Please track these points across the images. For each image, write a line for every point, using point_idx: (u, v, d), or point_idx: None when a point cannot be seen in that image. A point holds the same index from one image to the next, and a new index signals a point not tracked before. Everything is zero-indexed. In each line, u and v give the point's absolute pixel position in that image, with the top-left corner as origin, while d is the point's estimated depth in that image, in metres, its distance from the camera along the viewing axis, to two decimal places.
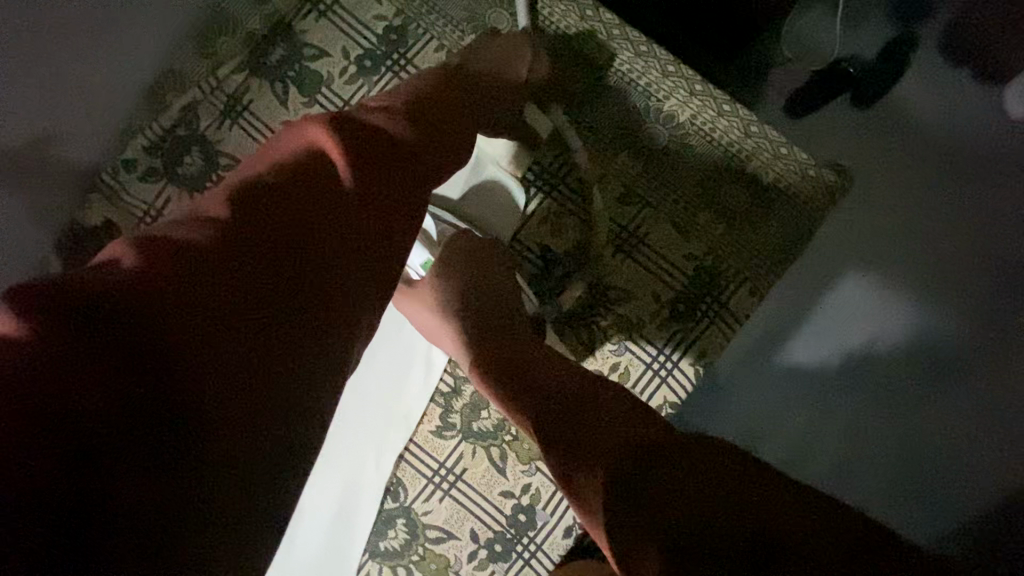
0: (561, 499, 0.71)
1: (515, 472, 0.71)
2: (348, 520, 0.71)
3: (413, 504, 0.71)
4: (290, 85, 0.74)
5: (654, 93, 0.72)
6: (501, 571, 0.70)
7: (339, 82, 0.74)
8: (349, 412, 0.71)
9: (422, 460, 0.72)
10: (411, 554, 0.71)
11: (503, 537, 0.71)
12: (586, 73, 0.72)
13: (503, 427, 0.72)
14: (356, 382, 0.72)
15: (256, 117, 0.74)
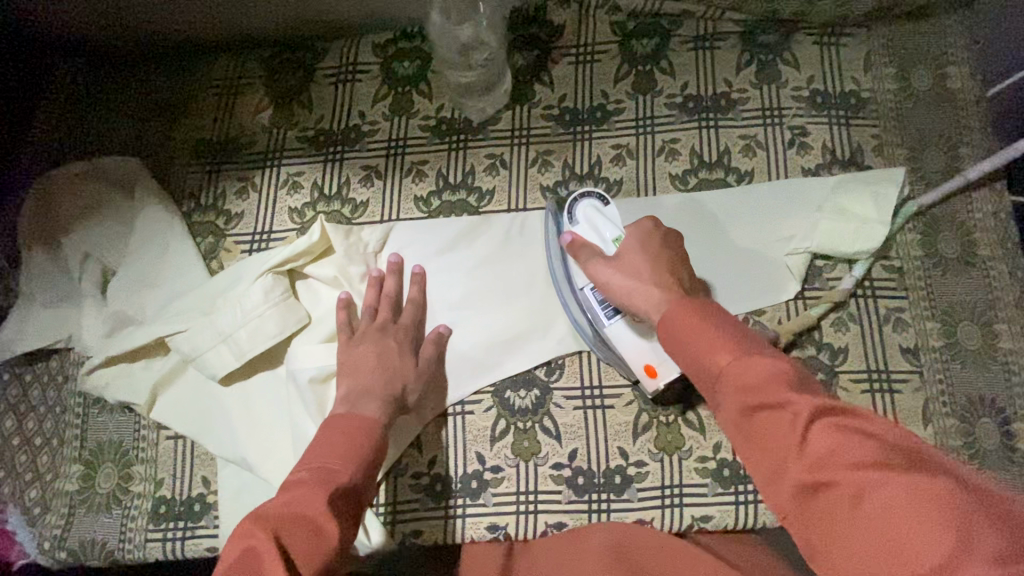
0: (656, 498, 0.73)
1: (642, 445, 0.74)
2: (490, 363, 0.77)
3: (556, 390, 0.76)
4: (754, 63, 0.84)
5: (1001, 295, 0.75)
6: (566, 498, 0.74)
7: (788, 91, 0.83)
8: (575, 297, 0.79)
9: (593, 369, 0.77)
10: (520, 421, 0.76)
11: (591, 478, 0.74)
12: (959, 235, 0.78)
13: (665, 406, 0.75)
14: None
15: (711, 61, 0.84)
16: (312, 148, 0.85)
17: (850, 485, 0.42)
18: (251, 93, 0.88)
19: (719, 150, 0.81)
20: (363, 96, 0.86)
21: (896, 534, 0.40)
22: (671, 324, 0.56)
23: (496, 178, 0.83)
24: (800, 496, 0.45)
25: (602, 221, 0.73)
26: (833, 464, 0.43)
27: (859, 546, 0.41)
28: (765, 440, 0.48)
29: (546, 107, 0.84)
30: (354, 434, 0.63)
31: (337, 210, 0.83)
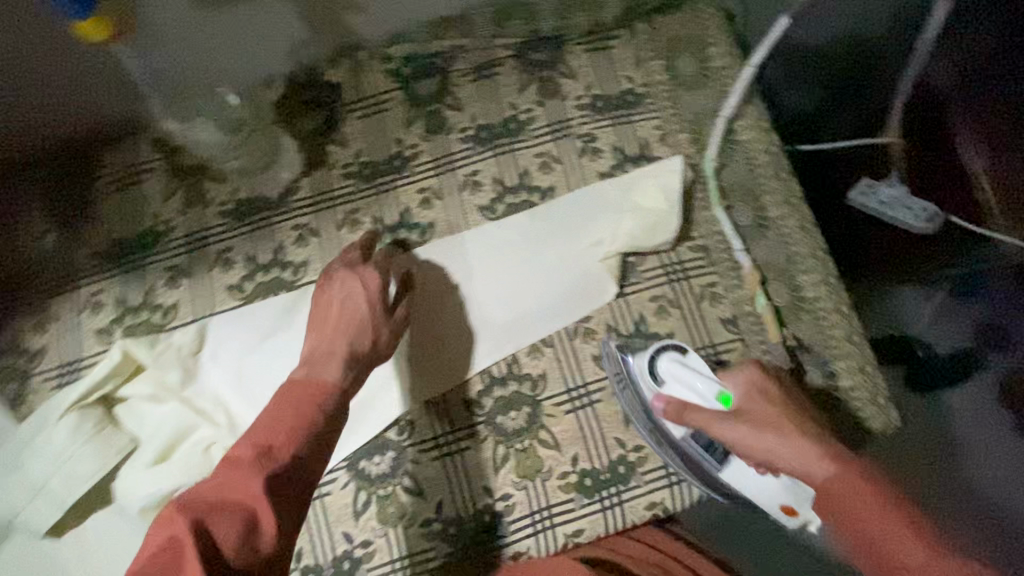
0: (528, 526, 0.73)
1: (505, 477, 0.74)
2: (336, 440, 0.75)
3: (410, 447, 0.75)
4: (533, 83, 0.86)
5: (795, 249, 0.81)
6: (442, 552, 0.73)
7: (570, 103, 0.86)
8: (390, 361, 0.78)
9: (442, 415, 0.76)
10: (381, 487, 0.74)
11: (463, 524, 0.73)
12: (748, 203, 0.83)
13: (519, 433, 0.76)
14: (410, 343, 0.78)
15: (494, 89, 0.86)
16: (109, 260, 0.81)
17: (873, 503, 0.53)
18: (27, 216, 0.82)
19: (518, 172, 0.83)
20: (151, 194, 0.82)
21: (864, 519, 0.53)
22: (829, 485, 0.56)
23: (308, 248, 0.81)
24: (822, 493, 0.57)
25: (686, 372, 0.69)
26: (909, 543, 0.50)
27: (867, 540, 0.52)
28: (769, 456, 0.61)
29: (344, 167, 0.84)
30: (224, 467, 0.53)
31: (146, 319, 0.78)
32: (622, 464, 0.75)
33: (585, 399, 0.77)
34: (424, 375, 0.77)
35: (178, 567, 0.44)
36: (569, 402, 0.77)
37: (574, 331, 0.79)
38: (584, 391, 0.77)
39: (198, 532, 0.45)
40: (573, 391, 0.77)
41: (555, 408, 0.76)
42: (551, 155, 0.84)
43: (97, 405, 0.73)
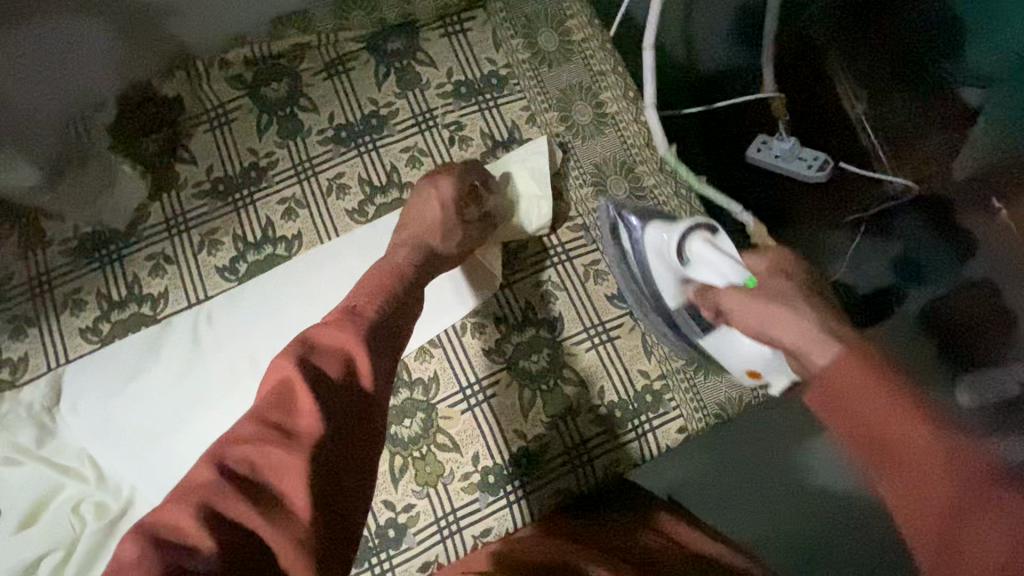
0: (565, 463, 0.73)
1: (536, 420, 0.74)
2: None
3: (437, 404, 0.74)
4: (506, 25, 0.83)
5: None
6: (484, 502, 0.72)
7: (547, 43, 0.83)
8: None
9: (464, 369, 0.75)
10: (413, 449, 0.73)
11: (500, 472, 0.73)
12: None
13: (544, 377, 0.75)
14: None
15: (467, 35, 0.82)
16: (82, 257, 0.74)
17: (943, 449, 0.37)
18: None
19: (505, 120, 0.80)
20: (114, 184, 0.76)
21: (931, 469, 0.37)
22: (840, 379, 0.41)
23: (298, 220, 0.77)
24: (875, 415, 0.39)
25: (712, 253, 0.60)
26: (987, 478, 0.37)
27: (964, 482, 0.37)
28: (895, 452, 0.38)
29: (321, 132, 0.79)
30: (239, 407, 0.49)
31: (136, 312, 0.74)
32: (649, 392, 0.75)
33: (604, 334, 0.76)
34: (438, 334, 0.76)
35: (277, 538, 0.42)
36: (589, 339, 0.76)
37: (586, 273, 0.78)
38: (602, 327, 0.77)
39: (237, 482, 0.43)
40: (592, 329, 0.76)
41: (576, 347, 0.76)
42: (535, 98, 0.81)
43: (111, 401, 0.71)
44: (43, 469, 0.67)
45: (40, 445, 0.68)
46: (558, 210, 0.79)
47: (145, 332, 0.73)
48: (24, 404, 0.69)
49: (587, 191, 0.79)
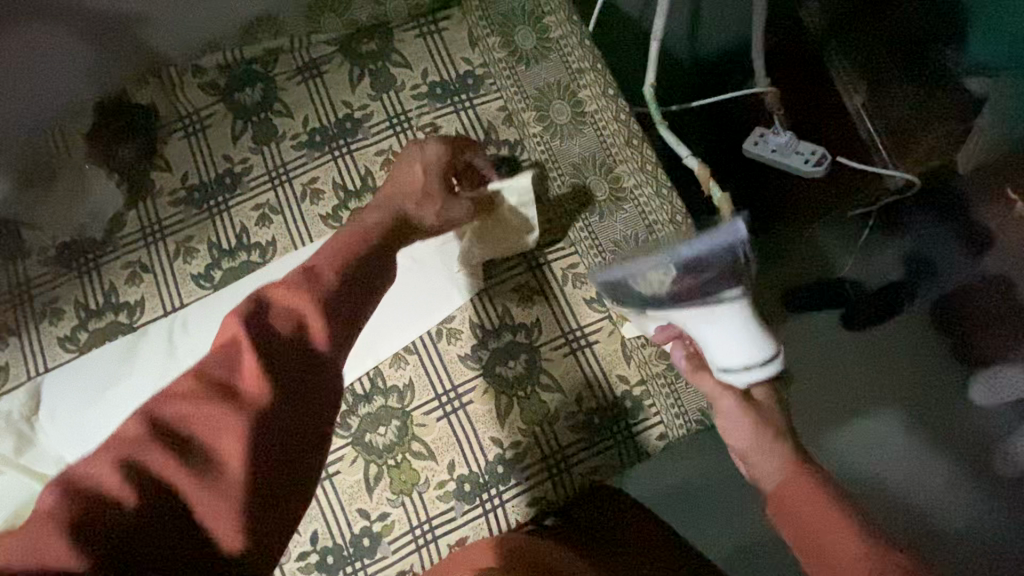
0: (543, 471, 0.72)
1: (512, 427, 0.73)
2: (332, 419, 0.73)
3: (412, 412, 0.73)
4: (481, 23, 0.81)
5: None
6: (459, 510, 0.71)
7: (523, 41, 0.81)
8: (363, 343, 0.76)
9: (440, 375, 0.74)
10: (389, 456, 0.72)
11: (476, 480, 0.72)
12: None
13: (521, 383, 0.74)
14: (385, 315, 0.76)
15: (441, 35, 0.80)
16: (60, 266, 0.75)
17: (812, 512, 0.54)
18: None
19: (480, 121, 0.79)
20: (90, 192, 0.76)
21: (813, 528, 0.53)
22: (778, 497, 0.57)
23: (273, 227, 0.76)
24: (803, 514, 0.54)
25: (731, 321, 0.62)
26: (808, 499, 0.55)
27: (836, 548, 0.51)
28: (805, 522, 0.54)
29: (295, 137, 0.78)
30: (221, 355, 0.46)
31: (113, 321, 0.74)
32: (630, 398, 0.73)
33: (582, 339, 0.74)
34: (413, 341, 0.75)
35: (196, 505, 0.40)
36: (567, 345, 0.74)
37: (563, 277, 0.76)
38: (581, 332, 0.75)
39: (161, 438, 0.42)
40: (570, 333, 0.75)
41: (554, 353, 0.74)
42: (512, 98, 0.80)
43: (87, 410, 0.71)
44: (20, 477, 0.68)
45: (19, 454, 0.69)
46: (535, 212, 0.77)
47: (121, 340, 0.73)
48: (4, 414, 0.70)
49: (565, 192, 0.78)
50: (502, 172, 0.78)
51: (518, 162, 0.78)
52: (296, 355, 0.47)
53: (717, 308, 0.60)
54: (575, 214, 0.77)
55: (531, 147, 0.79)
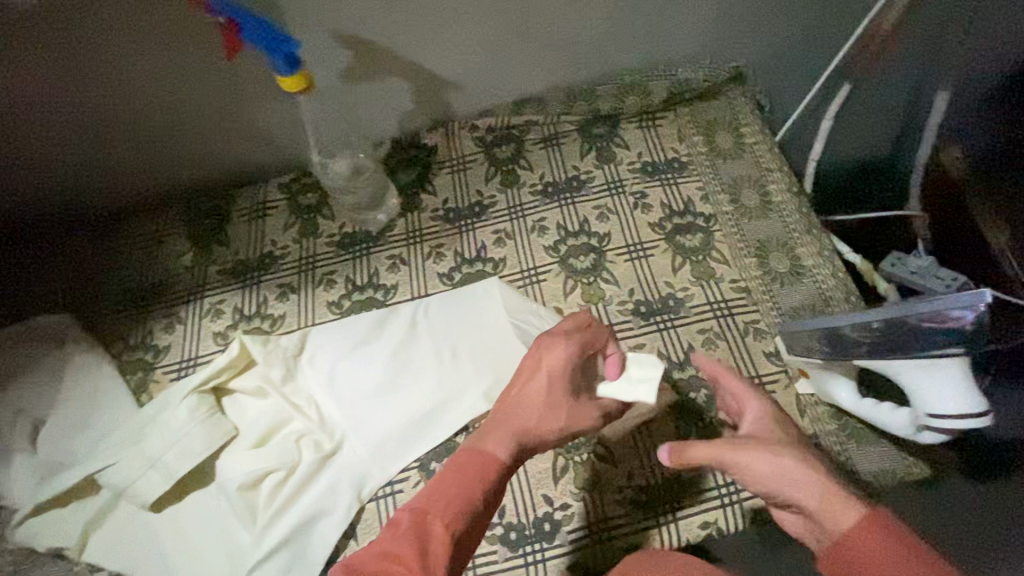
0: (714, 497, 0.78)
1: None
2: None
3: None
4: (691, 125, 1.02)
5: None
6: (633, 517, 0.77)
7: (723, 143, 1.01)
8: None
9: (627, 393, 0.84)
10: (576, 454, 0.81)
11: (652, 493, 0.79)
12: None
13: (700, 413, 0.82)
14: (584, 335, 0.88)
15: (657, 129, 1.02)
16: (340, 248, 0.96)
17: (868, 544, 0.52)
18: (265, 208, 1.00)
19: (682, 196, 0.97)
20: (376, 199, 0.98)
21: None
22: (743, 461, 0.60)
23: (505, 248, 0.95)
24: (855, 545, 0.52)
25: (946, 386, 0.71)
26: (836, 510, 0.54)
27: None
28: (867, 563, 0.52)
29: (532, 186, 1.00)
30: (472, 465, 0.62)
31: (371, 296, 0.92)
32: None
33: (759, 386, 0.83)
34: None
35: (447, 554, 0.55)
36: None
37: (745, 329, 0.87)
38: (758, 379, 0.84)
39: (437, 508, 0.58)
40: (748, 378, 0.84)
41: None
42: (709, 182, 0.98)
43: (338, 361, 0.87)
44: (282, 402, 0.83)
45: (284, 382, 0.85)
46: (723, 272, 0.91)
47: (376, 312, 0.90)
48: (282, 347, 0.86)
49: (750, 260, 0.91)
50: (698, 236, 0.94)
51: (711, 230, 0.94)
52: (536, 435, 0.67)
53: (942, 360, 0.70)
54: (758, 280, 0.90)
55: (723, 221, 0.95)
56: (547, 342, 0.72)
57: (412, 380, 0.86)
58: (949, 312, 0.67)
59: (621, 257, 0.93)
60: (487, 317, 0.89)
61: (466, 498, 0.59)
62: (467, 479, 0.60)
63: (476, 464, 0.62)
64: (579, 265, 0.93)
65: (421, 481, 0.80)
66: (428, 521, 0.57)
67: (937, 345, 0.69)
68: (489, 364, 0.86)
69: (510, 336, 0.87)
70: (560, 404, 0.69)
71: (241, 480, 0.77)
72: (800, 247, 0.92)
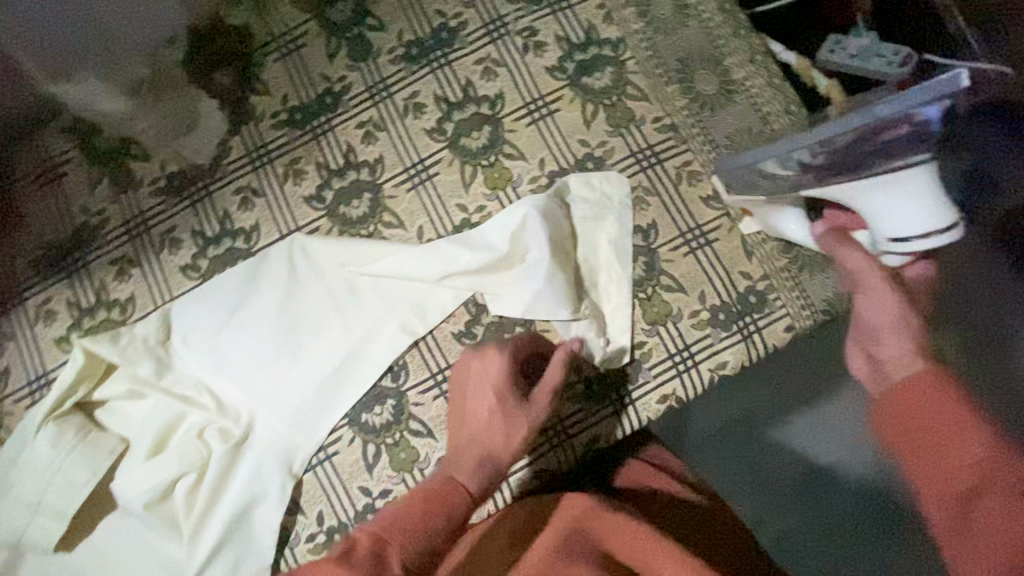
0: (669, 368, 0.72)
1: (635, 327, 0.73)
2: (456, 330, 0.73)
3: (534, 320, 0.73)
4: None
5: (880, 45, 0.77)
6: (589, 410, 0.72)
7: None
8: (491, 283, 0.72)
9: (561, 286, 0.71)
10: (516, 363, 0.72)
11: (605, 381, 0.72)
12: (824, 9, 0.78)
13: (641, 284, 0.73)
14: (491, 228, 0.73)
15: None
16: (172, 195, 0.75)
17: (952, 420, 0.54)
18: (50, 167, 0.75)
19: (580, 20, 0.76)
20: (194, 119, 0.75)
21: (956, 455, 0.53)
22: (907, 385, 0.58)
23: (378, 144, 0.75)
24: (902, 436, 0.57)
25: (914, 204, 0.63)
26: (980, 468, 0.51)
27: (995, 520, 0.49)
28: (935, 437, 0.54)
29: (391, 51, 0.76)
30: (427, 505, 0.57)
31: (231, 247, 0.74)
32: (753, 294, 0.73)
33: (702, 237, 0.73)
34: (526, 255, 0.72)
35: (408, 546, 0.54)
36: (686, 243, 0.73)
37: (678, 176, 0.74)
38: (700, 229, 0.73)
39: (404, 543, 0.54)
40: (689, 231, 0.73)
41: (673, 252, 0.73)
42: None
43: (216, 334, 0.72)
44: (166, 398, 0.70)
45: (160, 377, 0.70)
46: (644, 111, 0.75)
47: (243, 265, 0.73)
48: (139, 338, 0.70)
49: (673, 88, 0.75)
50: (607, 71, 0.75)
51: (623, 61, 0.75)
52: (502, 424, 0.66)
53: (902, 172, 0.63)
54: (685, 111, 0.75)
55: (635, 45, 0.76)
56: (475, 378, 0.69)
57: (311, 334, 0.72)
58: (903, 114, 0.57)
59: (520, 121, 0.75)
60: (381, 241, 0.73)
61: (425, 521, 0.56)
62: (416, 514, 0.56)
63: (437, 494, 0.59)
64: (473, 143, 0.75)
65: (355, 437, 0.71)
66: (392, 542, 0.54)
67: (894, 152, 0.62)
68: (396, 294, 0.73)
69: (408, 253, 0.72)
70: (509, 414, 0.67)
71: (146, 497, 0.66)
72: (729, 57, 0.76)
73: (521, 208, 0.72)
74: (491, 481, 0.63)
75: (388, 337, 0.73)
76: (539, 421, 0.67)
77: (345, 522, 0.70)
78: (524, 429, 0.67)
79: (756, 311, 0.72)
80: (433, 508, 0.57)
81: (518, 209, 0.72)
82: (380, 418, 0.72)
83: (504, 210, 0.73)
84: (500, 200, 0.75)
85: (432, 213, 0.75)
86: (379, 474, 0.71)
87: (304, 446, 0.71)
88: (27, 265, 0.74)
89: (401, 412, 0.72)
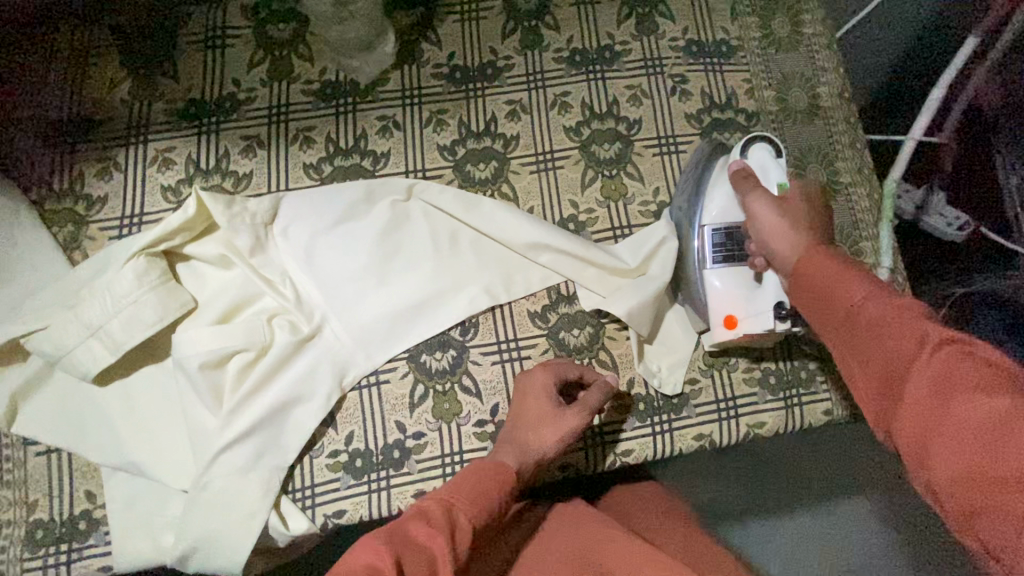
0: (713, 411, 0.76)
1: (693, 363, 0.77)
2: (535, 310, 0.76)
3: (607, 326, 0.77)
4: (746, 8, 0.87)
5: None
6: (630, 426, 0.75)
7: (779, 34, 0.87)
8: (608, 284, 0.76)
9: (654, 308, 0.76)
10: (579, 358, 0.76)
11: (651, 403, 0.75)
12: None
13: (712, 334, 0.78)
14: (624, 246, 0.78)
15: (708, 8, 0.87)
16: (321, 99, 0.79)
17: None
18: (218, 34, 0.80)
19: (726, 85, 0.84)
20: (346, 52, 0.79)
21: None
22: (800, 265, 0.58)
23: (519, 124, 0.81)
24: None
25: (770, 166, 0.70)
26: (906, 315, 0.49)
27: None
28: None
29: (556, 50, 0.84)
30: (479, 479, 0.59)
31: (357, 164, 0.78)
32: (805, 369, 0.78)
33: None
34: (640, 278, 0.77)
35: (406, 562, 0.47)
36: None
37: None
38: None
39: (398, 558, 0.46)
40: None
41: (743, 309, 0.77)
42: (757, 75, 0.85)
43: (316, 234, 0.74)
44: (249, 274, 0.72)
45: (252, 253, 0.72)
46: None
47: (364, 182, 0.76)
48: (249, 212, 0.72)
49: (787, 170, 0.83)
50: (736, 135, 0.83)
51: (751, 131, 0.83)
52: (514, 450, 0.65)
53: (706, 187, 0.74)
54: None
55: (766, 123, 0.84)
56: (526, 383, 0.70)
57: (406, 265, 0.76)
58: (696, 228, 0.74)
59: (649, 150, 0.82)
60: (504, 209, 0.77)
61: (479, 510, 0.56)
62: (474, 489, 0.57)
63: (437, 510, 0.53)
64: (602, 153, 0.81)
65: (409, 373, 0.73)
66: (385, 545, 0.47)
67: (711, 245, 0.72)
68: (494, 260, 0.77)
69: (540, 228, 0.76)
70: (548, 418, 0.67)
71: (203, 358, 0.67)
72: (838, 163, 0.84)
73: (659, 235, 0.77)
74: (520, 462, 0.64)
75: (472, 293, 0.76)
76: (571, 430, 0.68)
77: (372, 449, 0.71)
78: (560, 429, 0.67)
79: (800, 386, 0.77)
80: (434, 540, 0.50)
81: (660, 234, 0.77)
82: (438, 363, 0.74)
83: (646, 231, 0.78)
84: (610, 210, 0.80)
85: (546, 200, 0.80)
86: (419, 415, 0.72)
87: (361, 361, 0.72)
88: (163, 109, 0.77)
89: (458, 365, 0.74)
